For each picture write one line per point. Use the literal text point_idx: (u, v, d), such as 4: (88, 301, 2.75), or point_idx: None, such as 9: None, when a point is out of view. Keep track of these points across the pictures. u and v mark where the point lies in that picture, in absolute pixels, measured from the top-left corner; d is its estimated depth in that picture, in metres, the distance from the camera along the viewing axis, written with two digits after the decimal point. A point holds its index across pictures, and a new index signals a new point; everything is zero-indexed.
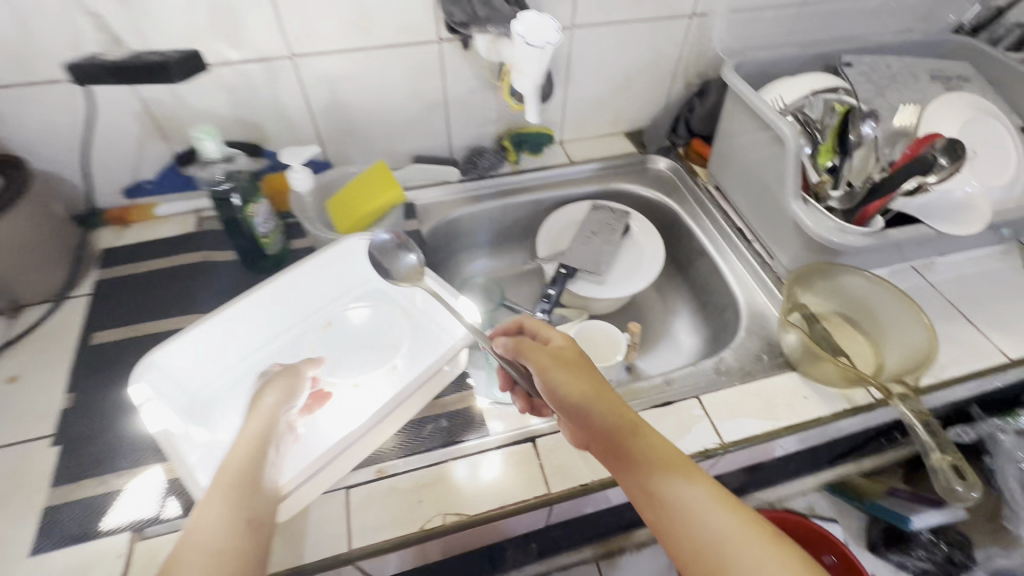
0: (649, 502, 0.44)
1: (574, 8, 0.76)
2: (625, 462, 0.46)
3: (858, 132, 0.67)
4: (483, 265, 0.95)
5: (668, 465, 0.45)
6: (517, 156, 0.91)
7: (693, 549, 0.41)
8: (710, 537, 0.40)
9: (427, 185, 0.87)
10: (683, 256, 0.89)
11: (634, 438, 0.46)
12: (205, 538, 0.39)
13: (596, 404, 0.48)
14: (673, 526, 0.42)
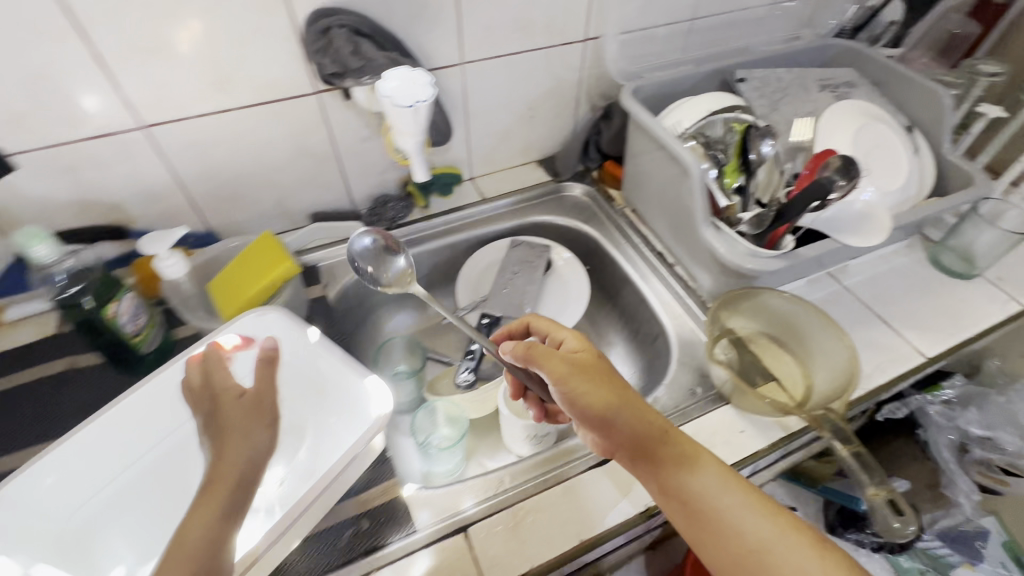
0: (693, 512, 0.46)
1: (460, 45, 0.72)
2: (660, 469, 0.48)
3: (759, 151, 0.65)
4: (406, 317, 0.88)
5: (709, 473, 0.47)
6: (425, 200, 0.86)
7: (734, 550, 0.44)
8: (755, 542, 0.44)
9: (329, 245, 0.80)
10: (610, 285, 0.86)
11: (665, 446, 0.49)
12: None
13: (624, 412, 0.50)
14: (712, 531, 0.45)
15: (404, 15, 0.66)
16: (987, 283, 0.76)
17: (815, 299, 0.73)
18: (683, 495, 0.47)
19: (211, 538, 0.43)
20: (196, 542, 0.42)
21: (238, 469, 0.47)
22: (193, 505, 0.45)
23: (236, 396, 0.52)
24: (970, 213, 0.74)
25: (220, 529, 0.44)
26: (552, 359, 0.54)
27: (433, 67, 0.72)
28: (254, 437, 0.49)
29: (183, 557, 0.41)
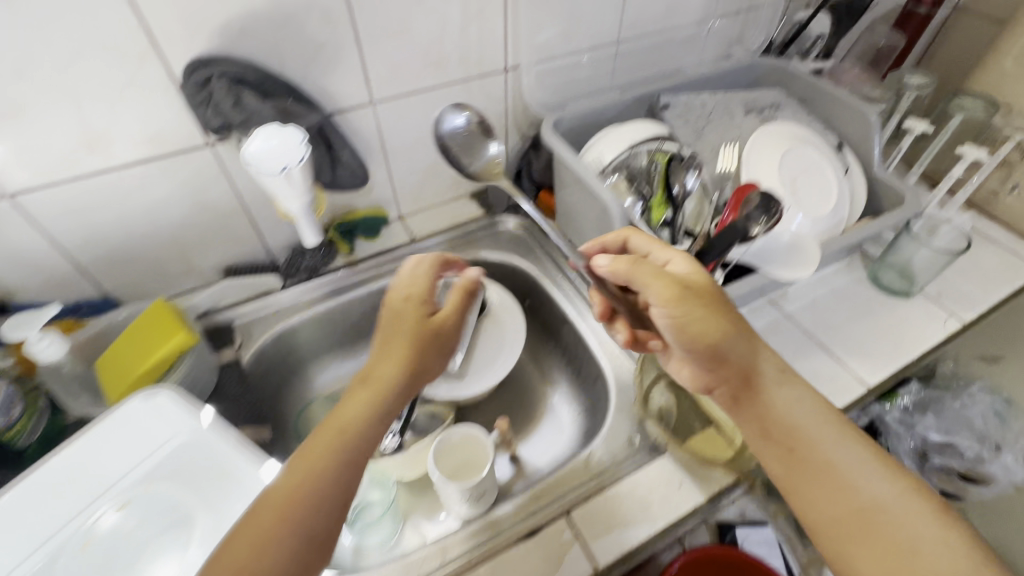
0: (790, 451, 0.47)
1: (368, 84, 0.68)
2: (744, 396, 0.49)
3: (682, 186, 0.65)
4: (337, 370, 0.83)
5: (826, 425, 0.47)
6: (350, 246, 0.81)
7: (846, 507, 0.44)
8: (886, 505, 0.43)
9: (245, 301, 0.75)
10: (551, 321, 0.82)
11: (778, 387, 0.49)
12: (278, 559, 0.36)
13: (742, 340, 0.48)
14: (822, 467, 0.46)
15: (299, 58, 0.61)
16: (926, 300, 0.74)
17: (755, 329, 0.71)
18: (762, 417, 0.49)
19: (331, 492, 0.39)
20: (305, 486, 0.39)
21: (416, 370, 0.47)
22: (289, 467, 0.40)
23: (401, 313, 0.50)
24: (903, 230, 0.72)
25: (367, 438, 0.42)
26: (655, 274, 0.50)
27: (340, 108, 0.68)
28: (424, 360, 0.48)
29: (290, 520, 0.37)
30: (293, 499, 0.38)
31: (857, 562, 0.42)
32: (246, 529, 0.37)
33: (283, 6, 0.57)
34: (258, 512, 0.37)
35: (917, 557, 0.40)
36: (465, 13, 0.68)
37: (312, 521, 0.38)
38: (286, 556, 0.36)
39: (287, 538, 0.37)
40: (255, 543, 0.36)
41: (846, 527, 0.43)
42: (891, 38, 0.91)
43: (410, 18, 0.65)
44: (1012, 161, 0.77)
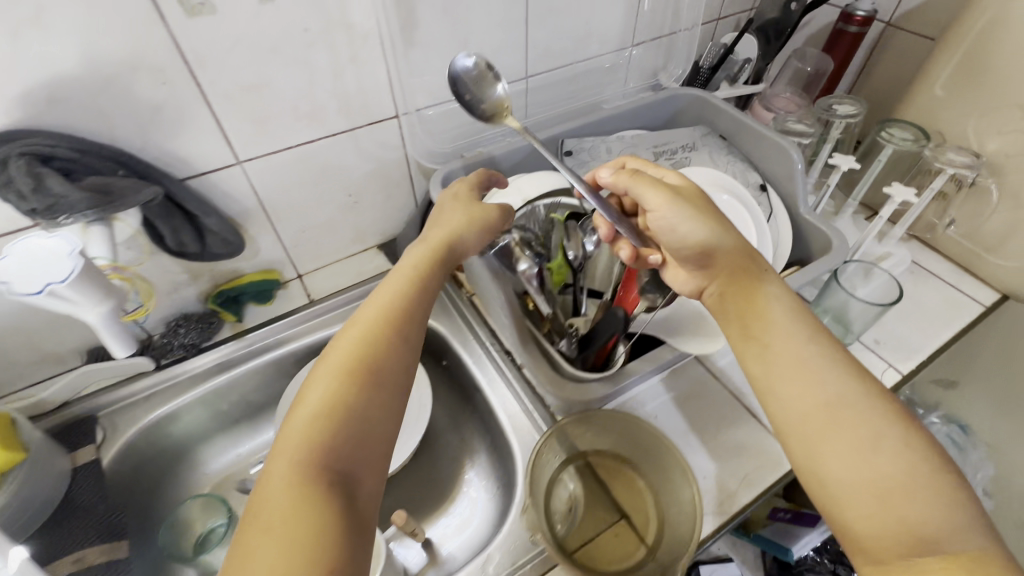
0: (768, 347, 0.46)
1: (229, 144, 0.60)
2: (733, 288, 0.49)
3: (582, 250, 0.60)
4: (232, 451, 0.75)
5: (800, 325, 0.47)
6: (236, 314, 0.73)
7: (817, 402, 0.43)
8: (850, 402, 0.42)
9: (111, 389, 0.66)
10: (465, 385, 0.75)
11: (756, 287, 0.49)
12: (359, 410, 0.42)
13: (728, 248, 0.49)
14: (797, 363, 0.45)
15: (133, 123, 0.53)
16: (863, 349, 0.68)
17: (678, 395, 0.63)
18: (738, 312, 0.49)
19: (419, 314, 0.49)
20: (393, 311, 0.48)
21: (453, 235, 0.53)
22: (348, 335, 0.46)
23: (448, 204, 0.56)
24: (832, 278, 0.66)
25: (405, 320, 0.48)
26: (653, 188, 0.51)
27: (197, 172, 0.60)
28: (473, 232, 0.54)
29: (391, 337, 0.46)
30: (388, 324, 0.47)
31: (826, 457, 0.41)
32: (346, 344, 0.45)
33: (100, 68, 0.49)
34: (352, 331, 0.46)
35: (882, 451, 0.40)
36: (337, 60, 0.60)
37: (410, 337, 0.48)
38: (399, 361, 0.46)
39: (364, 402, 0.42)
40: (361, 353, 0.45)
41: (813, 421, 0.43)
42: (820, 61, 0.86)
43: (269, 69, 0.57)
44: (948, 194, 0.72)
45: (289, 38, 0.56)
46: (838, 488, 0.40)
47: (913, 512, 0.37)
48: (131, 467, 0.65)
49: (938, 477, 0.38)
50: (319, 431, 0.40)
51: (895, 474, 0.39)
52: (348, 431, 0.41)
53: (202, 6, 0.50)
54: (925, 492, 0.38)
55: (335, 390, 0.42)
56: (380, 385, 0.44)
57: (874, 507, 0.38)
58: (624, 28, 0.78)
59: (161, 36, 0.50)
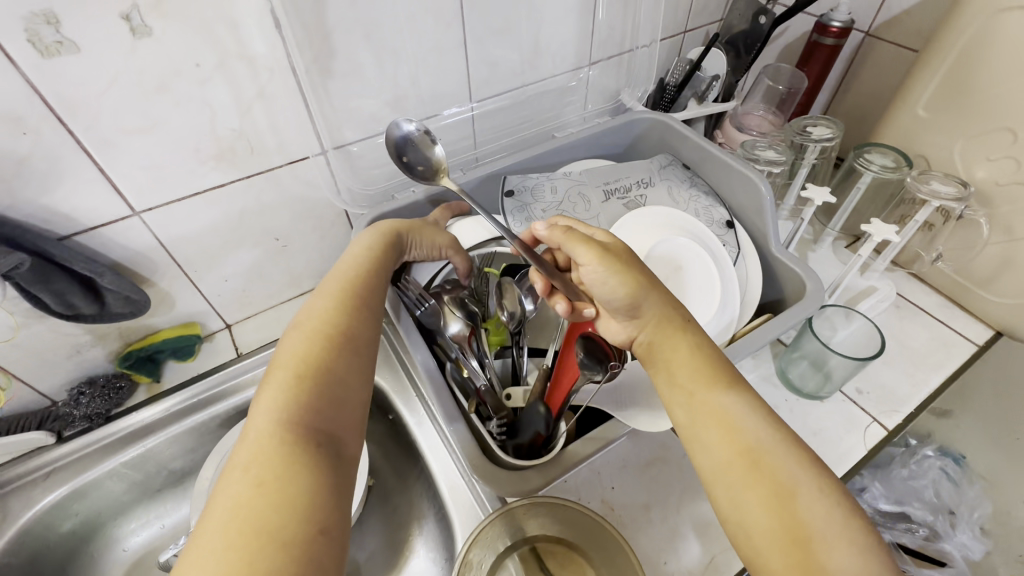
0: (692, 394, 0.41)
1: (121, 193, 0.53)
2: (660, 337, 0.44)
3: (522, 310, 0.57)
4: (149, 527, 0.67)
5: (721, 368, 0.42)
6: (152, 376, 0.66)
7: (739, 448, 0.37)
8: (771, 446, 0.37)
9: (4, 468, 0.59)
10: (410, 445, 0.68)
11: (681, 332, 0.43)
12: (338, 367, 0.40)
13: (655, 299, 0.44)
14: (720, 410, 0.39)
15: None
16: (845, 400, 0.61)
17: (638, 461, 0.56)
18: (664, 358, 0.43)
19: (384, 287, 0.48)
20: (359, 282, 0.46)
21: (408, 229, 0.54)
22: (324, 300, 0.44)
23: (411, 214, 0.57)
24: (806, 325, 0.59)
25: (376, 294, 0.47)
26: (585, 242, 0.47)
27: (85, 227, 0.53)
28: (427, 228, 0.55)
29: (357, 307, 0.45)
30: (356, 293, 0.45)
31: (749, 508, 0.35)
32: (314, 313, 0.43)
33: None
34: (319, 300, 0.44)
35: (804, 500, 0.35)
36: (242, 96, 0.53)
37: (375, 306, 0.46)
38: (371, 329, 0.44)
39: (344, 360, 0.40)
40: (331, 319, 0.42)
41: (735, 469, 0.37)
42: (794, 78, 0.80)
43: (158, 111, 0.50)
44: (935, 225, 0.66)
45: (177, 75, 0.49)
46: (760, 543, 0.34)
47: (840, 572, 0.32)
48: (25, 557, 0.58)
49: (863, 535, 0.33)
50: (300, 385, 0.37)
51: (819, 531, 0.33)
52: (331, 384, 0.38)
53: (60, 45, 0.43)
54: (850, 550, 0.32)
55: (308, 352, 0.39)
56: (355, 346, 0.42)
57: (797, 563, 0.33)
58: (578, 47, 0.72)
59: (12, 82, 0.42)
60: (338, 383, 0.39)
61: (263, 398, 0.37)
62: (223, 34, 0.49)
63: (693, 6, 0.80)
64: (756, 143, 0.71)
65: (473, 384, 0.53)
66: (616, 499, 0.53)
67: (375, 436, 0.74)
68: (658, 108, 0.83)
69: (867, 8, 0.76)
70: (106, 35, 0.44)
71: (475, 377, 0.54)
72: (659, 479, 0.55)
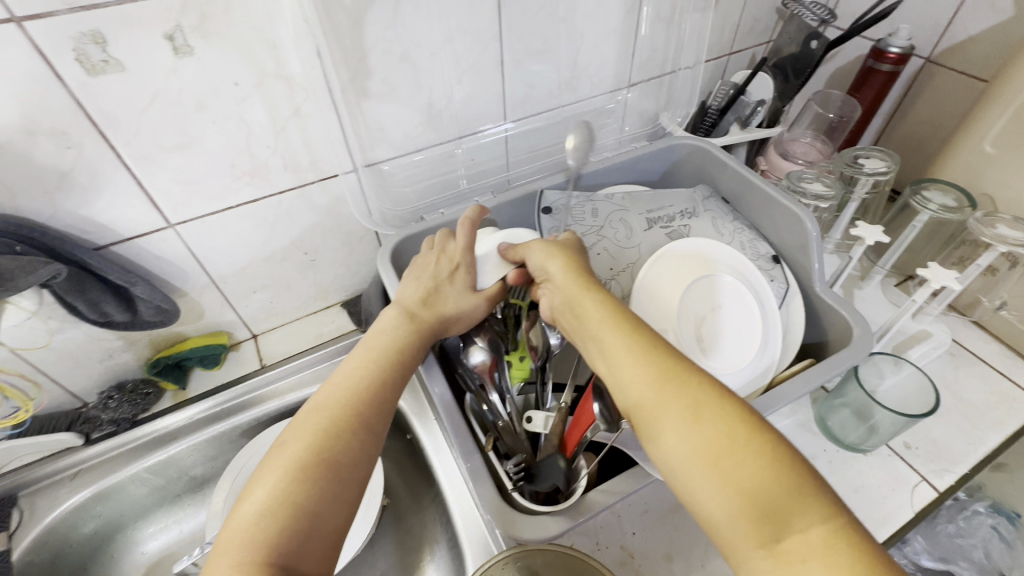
0: (602, 347, 0.41)
1: (157, 206, 0.54)
2: (573, 298, 0.45)
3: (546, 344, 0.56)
4: (163, 531, 0.67)
5: (623, 315, 0.42)
6: (178, 382, 0.67)
7: (645, 381, 0.37)
8: (669, 375, 0.37)
9: (36, 466, 0.61)
10: (426, 469, 0.67)
11: (590, 295, 0.44)
12: (315, 496, 0.38)
13: (567, 271, 0.47)
14: (625, 350, 0.40)
15: (35, 191, 0.47)
16: (890, 455, 0.57)
17: (661, 506, 0.53)
18: (578, 317, 0.44)
19: (388, 398, 0.45)
20: (358, 394, 0.43)
21: (437, 313, 0.51)
22: (313, 415, 0.42)
23: (439, 269, 0.53)
24: (850, 372, 0.55)
25: (378, 404, 0.44)
26: (531, 246, 0.53)
27: (122, 238, 0.54)
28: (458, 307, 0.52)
29: (353, 425, 0.42)
30: (352, 409, 0.42)
31: (666, 440, 0.35)
32: (305, 432, 0.40)
33: None
34: (315, 416, 0.42)
35: (707, 419, 0.34)
36: (278, 115, 0.54)
37: (376, 424, 0.43)
38: (363, 449, 0.41)
39: (321, 488, 0.38)
40: (321, 442, 0.40)
41: (647, 403, 0.37)
42: (845, 106, 0.77)
43: (196, 128, 0.51)
44: (999, 270, 0.61)
45: (216, 94, 0.49)
46: (683, 474, 0.34)
47: (748, 478, 0.32)
48: (47, 556, 0.59)
49: (767, 440, 0.33)
50: (266, 525, 0.36)
51: (731, 447, 0.33)
52: (303, 517, 0.37)
53: (106, 64, 0.43)
54: (751, 457, 0.32)
55: (283, 486, 0.37)
56: (340, 473, 0.39)
57: (715, 482, 0.32)
58: (617, 68, 0.70)
59: (60, 98, 0.43)
60: (310, 512, 0.37)
61: (228, 536, 0.36)
62: (263, 53, 0.49)
63: (740, 28, 0.77)
64: (803, 175, 0.68)
65: (491, 418, 0.52)
66: (636, 546, 0.51)
67: (392, 454, 0.73)
68: (698, 131, 0.81)
69: (929, 33, 0.72)
70: (150, 56, 0.45)
71: (494, 411, 0.52)
72: (684, 529, 0.52)
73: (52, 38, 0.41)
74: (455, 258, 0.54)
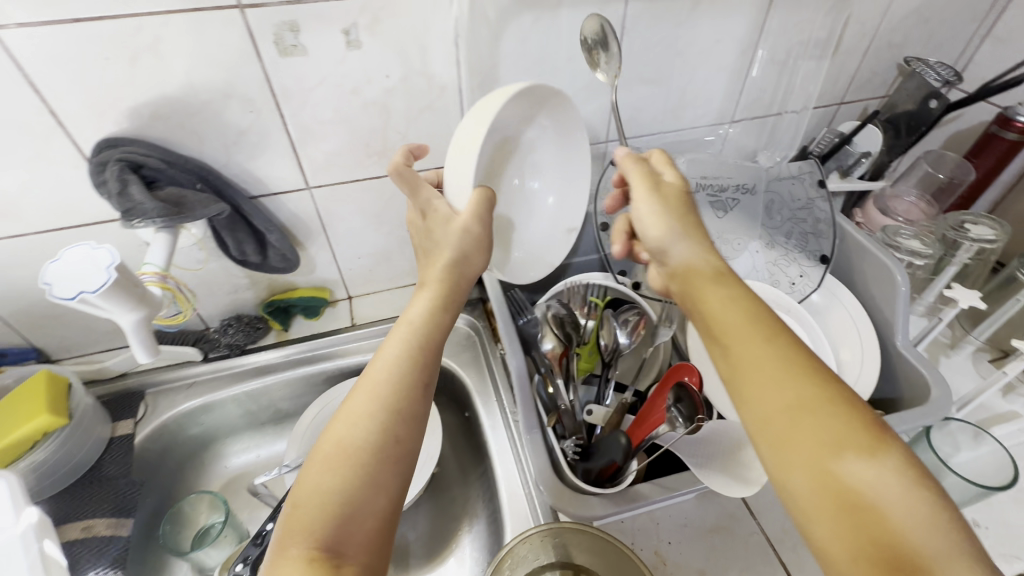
0: (721, 337, 0.39)
1: (301, 169, 0.63)
2: (690, 285, 0.43)
3: (615, 344, 0.60)
4: (247, 450, 0.77)
5: (757, 318, 0.39)
6: (284, 325, 0.77)
7: (782, 402, 0.35)
8: (812, 402, 0.34)
9: (163, 372, 0.72)
10: (479, 445, 0.72)
11: (713, 282, 0.42)
12: (343, 490, 0.35)
13: (688, 249, 0.44)
14: (758, 358, 0.37)
15: (218, 144, 0.58)
16: None
17: (701, 524, 0.55)
18: (697, 306, 0.42)
19: (412, 375, 0.41)
20: (393, 372, 0.40)
21: (453, 258, 0.46)
22: (342, 407, 0.39)
23: (421, 224, 0.50)
24: (922, 432, 0.54)
25: (401, 381, 0.40)
26: (641, 180, 0.48)
27: (270, 192, 0.64)
28: (480, 256, 0.48)
29: (376, 410, 0.38)
30: (375, 393, 0.39)
31: (796, 471, 0.33)
32: (332, 428, 0.38)
33: (197, 94, 0.54)
34: (340, 409, 0.39)
35: (849, 463, 0.32)
36: (414, 106, 0.62)
37: (409, 404, 0.40)
38: (391, 432, 0.38)
39: (351, 481, 0.36)
40: (346, 434, 0.38)
41: (776, 423, 0.35)
42: (958, 169, 0.75)
43: (348, 109, 0.60)
44: None
45: (370, 83, 0.58)
46: (810, 512, 0.33)
47: (893, 536, 0.30)
48: (159, 447, 0.69)
49: (924, 495, 0.31)
50: (307, 511, 0.35)
51: (828, 451, 0.33)
52: (335, 515, 0.35)
53: (294, 48, 0.53)
54: (897, 514, 0.30)
55: (318, 481, 0.36)
56: (369, 464, 0.37)
57: (848, 531, 0.31)
58: (722, 103, 0.73)
59: (254, 72, 0.54)
60: (342, 509, 0.35)
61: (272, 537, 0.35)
62: (413, 54, 0.57)
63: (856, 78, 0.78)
64: (900, 230, 0.69)
65: (554, 401, 0.55)
66: (671, 554, 0.52)
67: (449, 429, 0.79)
68: None
69: None
70: (328, 45, 0.54)
71: (557, 395, 0.56)
72: (721, 550, 0.53)
73: (261, 24, 0.51)
74: (423, 205, 0.49)
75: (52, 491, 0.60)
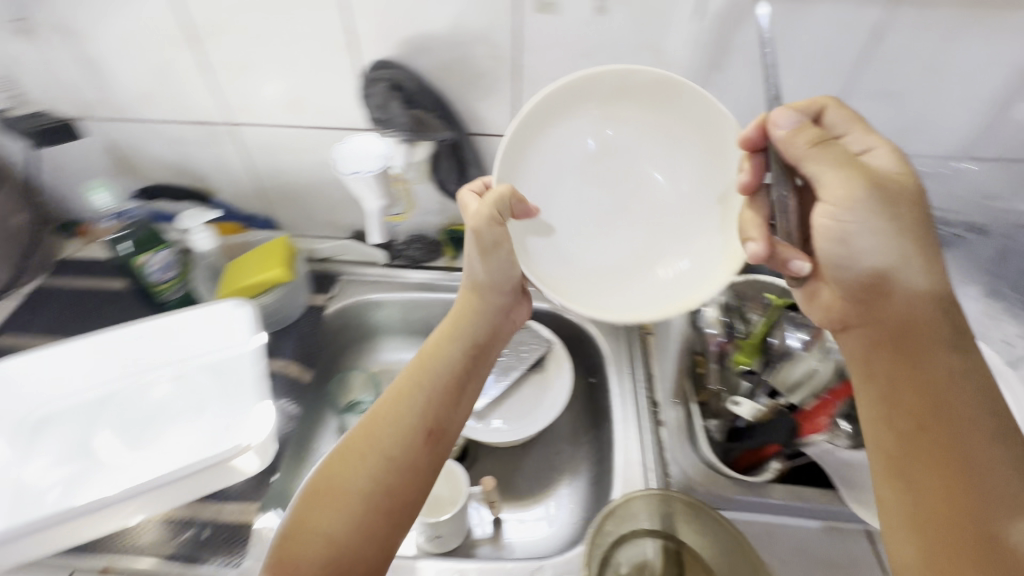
0: (930, 400, 0.40)
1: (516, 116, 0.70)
2: (908, 340, 0.42)
3: (783, 341, 0.56)
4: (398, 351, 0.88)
5: (983, 404, 0.40)
6: (455, 252, 0.85)
7: (953, 496, 0.37)
8: (989, 509, 0.37)
9: (354, 267, 0.85)
10: (600, 410, 0.75)
11: (942, 348, 0.41)
12: (332, 523, 0.41)
13: (916, 296, 0.42)
14: (954, 446, 0.39)
15: (458, 80, 0.66)
16: None
17: (821, 556, 0.53)
18: (906, 368, 0.42)
19: (405, 423, 0.47)
20: (391, 422, 0.47)
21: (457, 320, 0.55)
22: (341, 450, 0.45)
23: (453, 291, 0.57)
24: None
25: (397, 430, 0.46)
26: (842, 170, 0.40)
27: (484, 131, 0.72)
28: (480, 316, 0.56)
29: (370, 454, 0.45)
30: (370, 437, 0.45)
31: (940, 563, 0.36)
32: (328, 467, 0.44)
33: (457, 34, 0.62)
34: (339, 450, 0.45)
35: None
36: None
37: (400, 452, 0.45)
38: (381, 473, 0.44)
39: (339, 516, 0.41)
40: (340, 472, 0.44)
41: (941, 516, 0.37)
42: None
43: (575, 69, 0.64)
44: None
45: (603, 48, 0.62)
46: None
47: None
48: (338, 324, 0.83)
49: None
50: (302, 543, 0.40)
51: (983, 519, 0.36)
52: (320, 545, 0.40)
53: (549, 5, 0.59)
54: None
55: (306, 513, 0.42)
56: (355, 503, 0.42)
57: None
58: (971, 135, 0.65)
59: (509, 21, 0.61)
60: (328, 540, 0.40)
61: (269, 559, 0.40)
62: (652, 26, 0.60)
63: None
64: None
65: None
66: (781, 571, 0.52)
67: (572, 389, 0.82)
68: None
69: None
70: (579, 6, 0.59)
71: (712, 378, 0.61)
72: None
73: None
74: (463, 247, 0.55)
75: (271, 329, 0.76)
